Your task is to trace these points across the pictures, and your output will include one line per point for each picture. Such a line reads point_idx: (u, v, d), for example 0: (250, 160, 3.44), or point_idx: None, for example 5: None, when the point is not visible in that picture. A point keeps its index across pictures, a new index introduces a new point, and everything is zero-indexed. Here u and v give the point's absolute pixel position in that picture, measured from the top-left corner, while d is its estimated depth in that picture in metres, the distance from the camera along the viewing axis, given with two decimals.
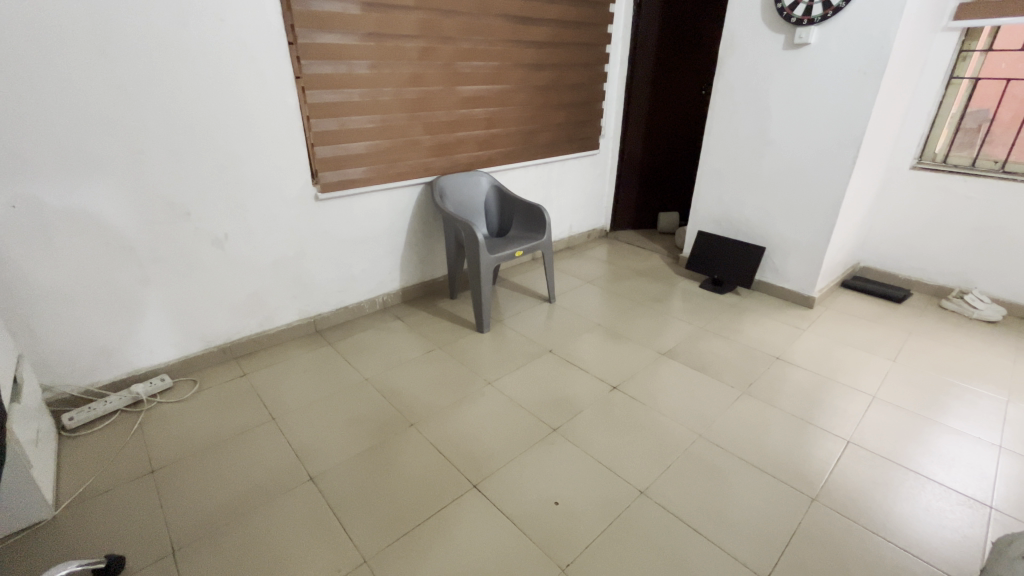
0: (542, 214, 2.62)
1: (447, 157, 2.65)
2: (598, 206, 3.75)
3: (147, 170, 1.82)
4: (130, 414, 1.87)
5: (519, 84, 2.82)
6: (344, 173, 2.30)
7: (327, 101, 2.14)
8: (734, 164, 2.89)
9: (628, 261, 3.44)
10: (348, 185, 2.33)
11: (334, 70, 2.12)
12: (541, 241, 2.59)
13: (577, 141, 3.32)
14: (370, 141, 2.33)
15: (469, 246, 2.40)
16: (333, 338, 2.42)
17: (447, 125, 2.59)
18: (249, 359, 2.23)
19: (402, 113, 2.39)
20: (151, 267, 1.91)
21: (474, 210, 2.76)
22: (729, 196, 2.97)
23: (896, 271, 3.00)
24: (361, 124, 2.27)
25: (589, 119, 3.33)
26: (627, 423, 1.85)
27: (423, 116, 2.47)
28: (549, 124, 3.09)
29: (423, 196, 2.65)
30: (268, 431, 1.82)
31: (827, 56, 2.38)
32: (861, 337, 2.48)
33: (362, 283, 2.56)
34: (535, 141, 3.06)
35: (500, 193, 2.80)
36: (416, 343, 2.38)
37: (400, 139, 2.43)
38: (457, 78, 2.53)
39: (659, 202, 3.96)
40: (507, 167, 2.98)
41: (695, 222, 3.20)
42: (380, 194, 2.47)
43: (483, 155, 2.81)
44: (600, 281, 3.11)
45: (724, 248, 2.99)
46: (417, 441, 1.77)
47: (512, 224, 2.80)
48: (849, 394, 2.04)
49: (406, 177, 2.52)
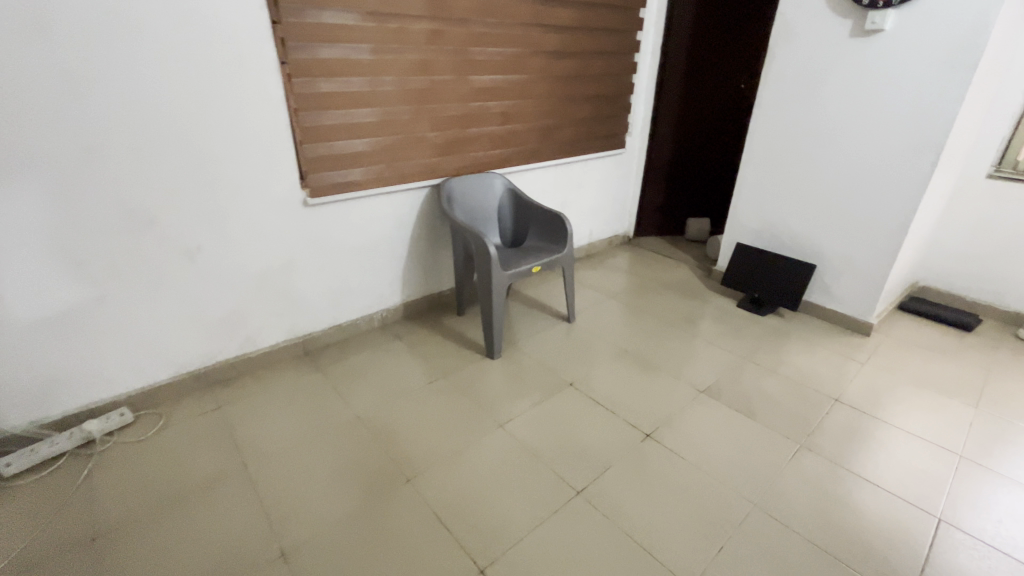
0: (563, 223, 2.30)
1: (456, 156, 2.33)
2: (621, 210, 3.41)
3: (101, 171, 1.53)
4: (80, 458, 1.59)
5: (539, 74, 2.49)
6: (339, 175, 2.00)
7: (318, 91, 1.83)
8: (782, 169, 2.54)
9: (654, 272, 3.11)
10: (343, 187, 2.03)
11: (327, 54, 1.80)
12: (562, 253, 2.28)
13: (601, 138, 2.98)
14: (368, 139, 2.02)
15: (480, 260, 2.10)
16: (324, 362, 2.12)
17: (458, 120, 2.27)
18: (225, 387, 1.94)
19: (406, 106, 2.08)
20: (108, 284, 1.63)
21: (485, 216, 2.44)
22: (773, 204, 2.62)
23: (962, 293, 2.65)
24: (358, 118, 1.96)
25: (616, 114, 2.99)
26: (667, 486, 1.54)
27: (430, 110, 2.16)
28: (572, 120, 2.76)
29: (429, 200, 2.34)
30: (238, 484, 1.53)
31: (905, 46, 2.03)
32: (933, 375, 2.14)
33: (357, 297, 2.26)
34: (555, 139, 2.73)
35: (516, 197, 2.48)
36: (419, 372, 2.08)
37: (403, 135, 2.12)
38: (470, 66, 2.21)
39: (688, 206, 3.60)
40: (524, 168, 2.65)
41: (732, 232, 2.85)
42: (379, 198, 2.17)
43: (497, 154, 2.49)
44: (624, 296, 2.78)
45: (769, 264, 2.64)
46: (416, 503, 1.47)
47: (528, 232, 2.48)
48: (930, 451, 1.72)
49: (410, 178, 2.22)
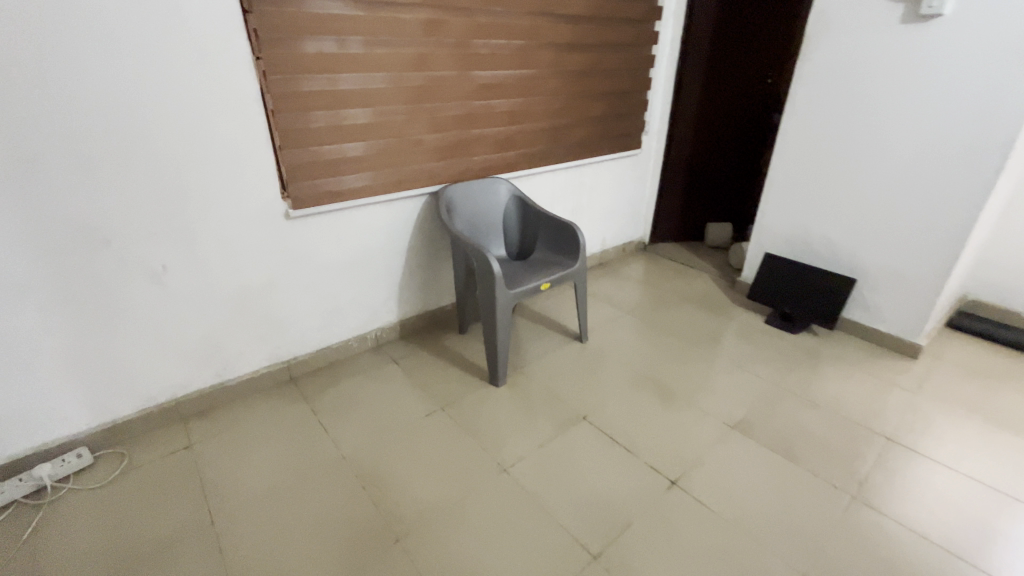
0: (576, 234, 2.08)
1: (457, 160, 2.12)
2: (636, 214, 3.18)
3: (46, 185, 1.34)
4: (30, 508, 1.42)
5: (549, 69, 2.26)
6: (324, 183, 1.79)
7: (299, 90, 1.62)
8: (818, 171, 2.29)
9: (673, 283, 2.87)
10: (330, 197, 1.82)
11: (308, 48, 1.59)
12: (573, 268, 2.06)
13: (615, 137, 2.75)
14: (356, 143, 1.81)
15: (482, 277, 1.88)
16: (310, 391, 1.92)
17: (458, 120, 2.05)
18: (199, 421, 1.74)
19: (400, 106, 1.86)
20: (60, 312, 1.44)
21: (489, 226, 2.23)
22: (808, 210, 2.37)
23: (1019, 308, 2.39)
24: (344, 120, 1.75)
25: (631, 111, 2.75)
26: (698, 551, 1.33)
27: (427, 110, 1.94)
28: (584, 119, 2.53)
29: (427, 209, 2.12)
30: (204, 543, 1.34)
31: (969, 33, 1.77)
32: (995, 408, 1.90)
33: (348, 316, 2.06)
34: (566, 139, 2.50)
35: (523, 205, 2.25)
36: (416, 402, 1.87)
37: (397, 139, 1.90)
38: (472, 60, 1.98)
39: (708, 210, 3.36)
40: (532, 171, 2.43)
41: (759, 240, 2.60)
42: (371, 208, 1.96)
43: (502, 157, 2.27)
44: (641, 310, 2.55)
45: (804, 277, 2.40)
46: (405, 570, 1.27)
47: (537, 243, 2.26)
48: (1006, 509, 1.50)
49: (405, 186, 2.00)
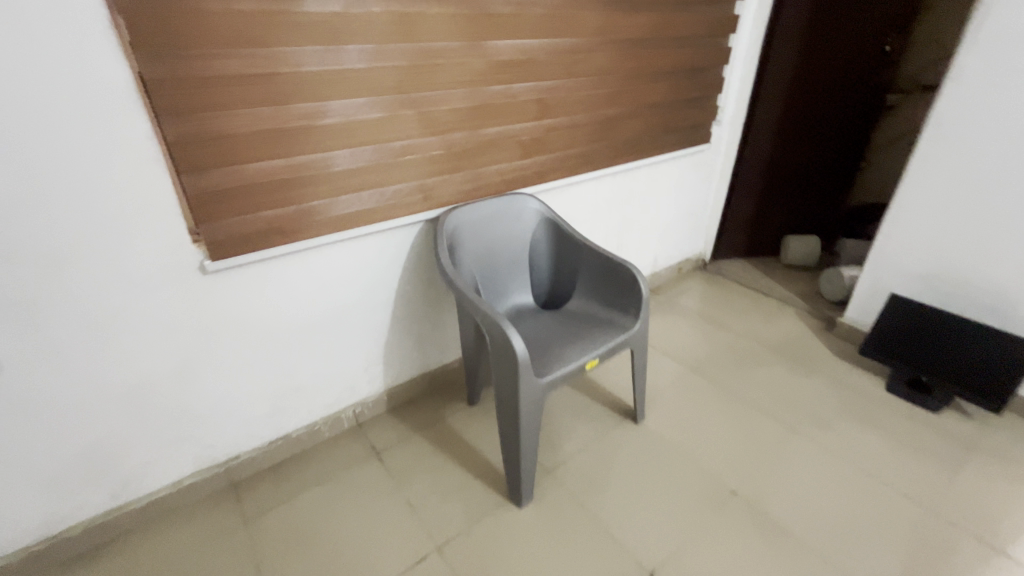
0: (638, 285, 1.43)
1: (464, 173, 1.48)
2: (695, 226, 2.50)
3: None
4: None
5: (598, 37, 1.57)
6: (259, 218, 1.18)
7: (199, 75, 1.00)
8: (987, 186, 1.58)
9: (747, 321, 2.21)
10: (273, 238, 1.22)
11: (212, 6, 0.97)
12: (633, 330, 1.41)
13: (679, 130, 2.06)
14: (308, 155, 1.19)
15: (497, 360, 1.25)
16: (253, 508, 1.36)
17: (466, 116, 1.40)
18: (88, 565, 1.21)
19: (376, 99, 1.23)
20: None
21: (507, 264, 1.59)
22: (962, 240, 1.68)
23: None
24: (284, 120, 1.12)
25: (701, 94, 2.04)
26: None
27: (419, 100, 1.30)
28: (640, 108, 1.84)
29: (422, 243, 1.51)
30: None
31: None
32: None
33: (313, 394, 1.48)
34: (616, 136, 1.83)
35: (558, 233, 1.61)
36: (401, 538, 1.29)
37: (373, 146, 1.27)
38: (486, 25, 1.32)
39: (786, 218, 2.65)
40: (569, 182, 1.78)
41: (878, 274, 1.91)
42: (339, 247, 1.35)
43: (528, 165, 1.62)
44: (712, 367, 1.91)
45: (961, 334, 1.69)
46: None
47: (576, 287, 1.61)
48: None
49: (389, 214, 1.39)
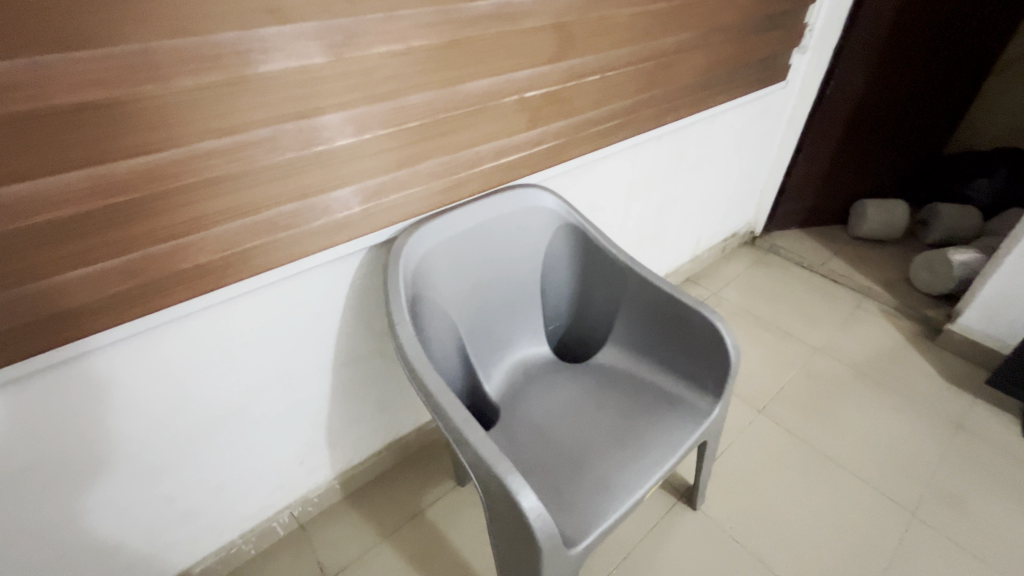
0: (726, 349, 0.90)
1: (435, 165, 0.88)
2: (750, 193, 1.91)
3: None
4: None
5: None
6: (22, 295, 0.60)
7: None
8: None
9: (821, 324, 1.69)
10: (77, 320, 0.66)
11: None
12: (710, 419, 0.90)
13: (753, 64, 1.41)
14: (103, 165, 0.59)
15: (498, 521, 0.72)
16: None
17: (432, 64, 0.77)
18: None
19: (241, 42, 0.60)
20: None
21: (506, 302, 1.03)
22: None
23: None
24: (18, 98, 0.52)
25: (789, 6, 1.37)
26: None
27: (336, 39, 0.67)
28: (708, 32, 1.19)
29: (372, 279, 0.94)
30: None
31: None
32: None
33: (222, 510, 0.99)
34: (672, 80, 1.19)
35: (588, 249, 1.04)
36: None
37: (248, 133, 0.66)
38: None
39: (863, 177, 2.05)
40: (600, 156, 1.18)
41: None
42: (220, 311, 0.79)
43: (540, 138, 1.01)
44: (786, 404, 1.42)
45: None
46: None
47: (612, 331, 1.07)
48: None
49: (304, 244, 0.80)
